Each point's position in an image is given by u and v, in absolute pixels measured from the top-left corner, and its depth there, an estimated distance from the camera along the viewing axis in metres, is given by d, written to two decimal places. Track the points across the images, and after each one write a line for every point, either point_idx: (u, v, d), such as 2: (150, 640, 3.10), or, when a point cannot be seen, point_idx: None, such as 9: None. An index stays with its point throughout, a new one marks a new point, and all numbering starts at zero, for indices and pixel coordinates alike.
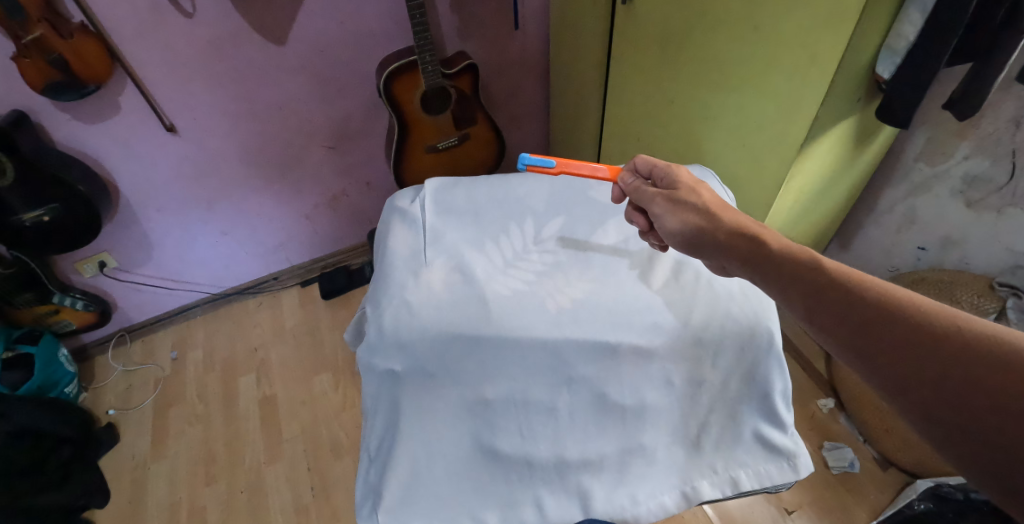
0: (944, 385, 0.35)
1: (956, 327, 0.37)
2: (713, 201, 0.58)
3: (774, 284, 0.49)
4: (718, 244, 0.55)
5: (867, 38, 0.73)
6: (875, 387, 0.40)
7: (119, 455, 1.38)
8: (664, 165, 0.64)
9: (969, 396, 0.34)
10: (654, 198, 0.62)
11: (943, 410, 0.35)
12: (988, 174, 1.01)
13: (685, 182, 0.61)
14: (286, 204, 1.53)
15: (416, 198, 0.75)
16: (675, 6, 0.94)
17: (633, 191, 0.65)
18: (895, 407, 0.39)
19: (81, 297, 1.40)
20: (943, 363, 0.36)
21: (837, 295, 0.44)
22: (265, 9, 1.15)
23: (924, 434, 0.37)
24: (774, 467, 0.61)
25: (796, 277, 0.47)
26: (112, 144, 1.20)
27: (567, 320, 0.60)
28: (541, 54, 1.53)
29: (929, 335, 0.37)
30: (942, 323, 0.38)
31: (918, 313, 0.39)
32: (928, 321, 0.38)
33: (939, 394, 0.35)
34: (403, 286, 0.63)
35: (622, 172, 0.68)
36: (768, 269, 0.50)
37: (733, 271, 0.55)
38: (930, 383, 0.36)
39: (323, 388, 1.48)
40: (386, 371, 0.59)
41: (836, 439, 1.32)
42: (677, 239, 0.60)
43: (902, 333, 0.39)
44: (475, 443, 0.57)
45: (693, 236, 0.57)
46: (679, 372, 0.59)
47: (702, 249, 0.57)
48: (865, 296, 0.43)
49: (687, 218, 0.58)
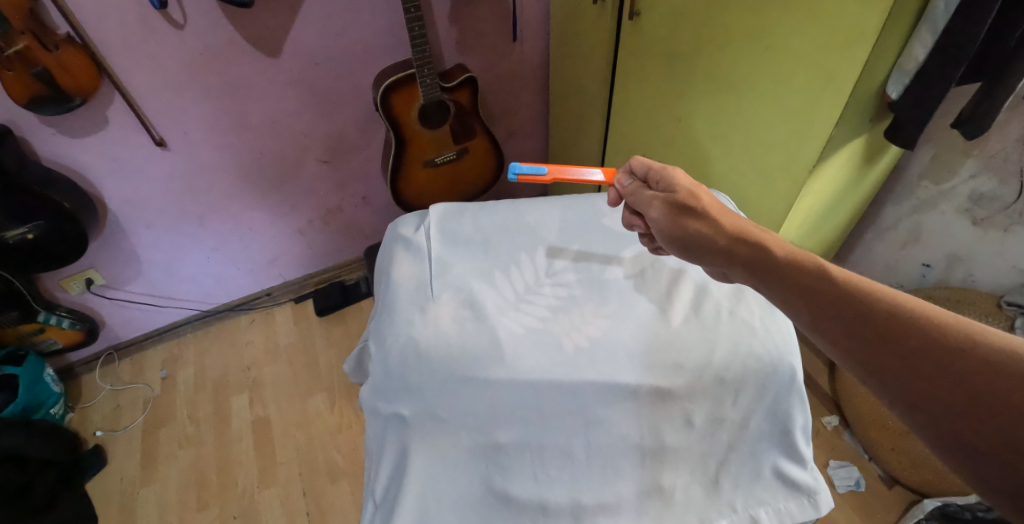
0: (961, 404, 0.33)
1: (974, 342, 0.34)
2: (712, 205, 0.56)
3: (778, 293, 0.47)
4: (718, 250, 0.53)
5: (882, 58, 0.71)
6: (889, 405, 0.38)
7: (106, 479, 1.32)
8: (660, 167, 0.62)
9: (986, 413, 0.32)
10: (651, 202, 0.61)
11: (965, 431, 0.33)
12: (996, 192, 1.00)
13: (683, 185, 0.59)
14: (280, 219, 1.49)
15: (420, 225, 0.73)
16: (683, 21, 0.93)
17: (631, 194, 0.64)
18: (913, 428, 0.37)
19: (66, 315, 1.35)
20: (963, 380, 0.34)
21: (847, 307, 0.41)
22: (259, 22, 1.12)
23: (941, 456, 0.35)
24: (795, 505, 0.58)
25: (802, 287, 0.45)
26: (100, 159, 1.16)
27: (585, 361, 0.58)
28: (540, 68, 1.51)
29: (943, 350, 0.35)
30: (958, 337, 0.35)
31: (931, 324, 0.37)
32: (942, 335, 0.36)
33: (959, 416, 0.33)
34: (409, 322, 0.61)
35: (620, 174, 0.67)
36: (772, 278, 0.48)
37: (734, 277, 0.53)
38: (948, 402, 0.34)
39: (318, 409, 1.44)
40: (393, 415, 0.57)
41: (842, 457, 1.30)
42: (673, 243, 0.58)
43: (914, 346, 0.37)
44: (486, 487, 0.53)
45: (692, 241, 0.56)
46: (699, 410, 0.57)
47: (700, 254, 0.55)
48: (877, 304, 0.40)
49: (686, 224, 0.56)
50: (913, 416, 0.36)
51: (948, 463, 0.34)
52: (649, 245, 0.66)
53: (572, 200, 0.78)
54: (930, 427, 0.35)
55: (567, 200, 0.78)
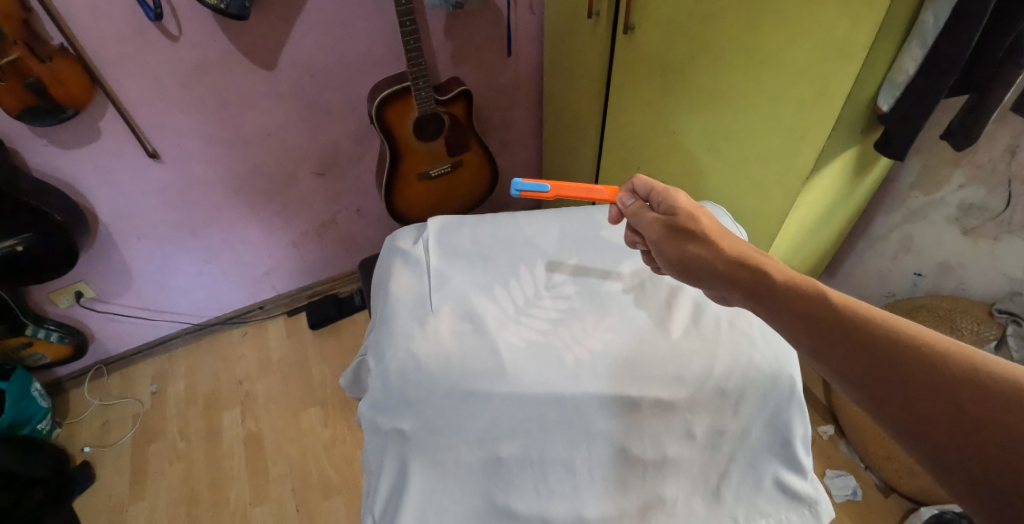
0: (965, 433, 0.33)
1: (974, 370, 0.35)
2: (713, 227, 0.57)
3: (778, 313, 0.47)
4: (717, 273, 0.53)
5: (872, 73, 0.72)
6: (889, 430, 0.38)
7: (93, 497, 1.29)
8: (662, 189, 0.62)
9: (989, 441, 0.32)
10: (653, 224, 0.61)
11: (968, 458, 0.33)
12: (985, 202, 1.02)
13: (684, 208, 0.59)
14: (273, 231, 1.48)
15: (418, 239, 0.73)
16: (679, 34, 0.94)
17: (632, 214, 0.64)
18: (909, 450, 0.37)
19: (55, 329, 1.32)
20: (963, 407, 0.34)
21: (846, 330, 0.41)
22: (253, 34, 1.12)
23: (939, 481, 0.35)
24: (796, 515, 0.58)
25: (805, 310, 0.45)
26: (91, 171, 1.15)
27: (588, 374, 0.57)
28: (534, 80, 1.52)
29: (944, 376, 0.35)
30: (958, 364, 0.36)
31: (929, 350, 0.37)
32: (940, 360, 0.36)
33: (961, 443, 0.33)
34: (409, 336, 0.60)
35: (621, 194, 0.67)
36: (770, 300, 0.48)
37: (732, 298, 0.53)
38: (953, 430, 0.34)
39: (312, 423, 1.42)
40: (394, 431, 0.56)
41: (838, 466, 1.30)
42: (673, 266, 0.58)
43: (916, 373, 0.37)
44: (488, 502, 0.54)
45: (692, 264, 0.56)
46: (701, 422, 0.57)
47: (699, 276, 0.55)
48: (875, 329, 0.40)
49: (685, 246, 0.57)
50: (912, 439, 0.36)
51: (945, 485, 0.35)
52: (649, 263, 0.66)
53: (570, 213, 0.78)
54: (932, 451, 0.35)
55: (566, 213, 0.78)
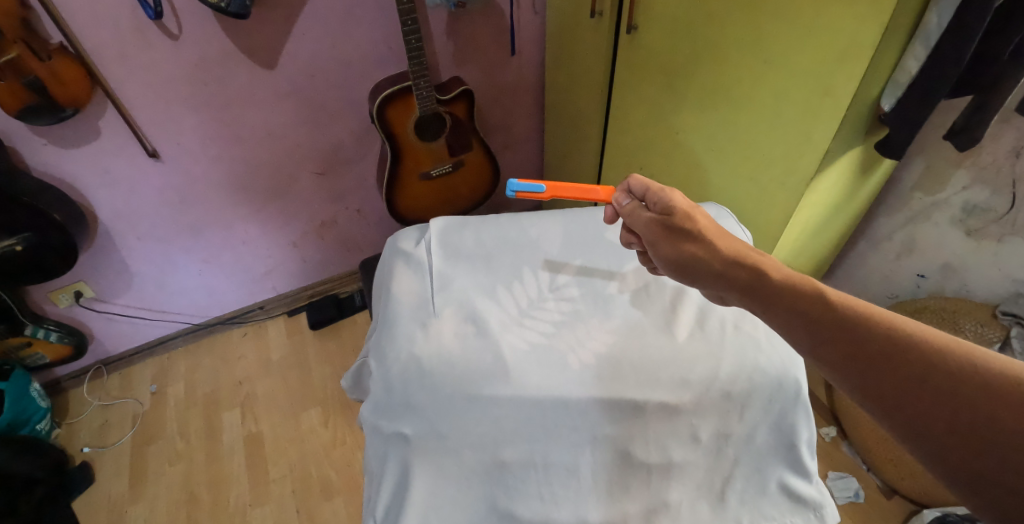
0: (968, 432, 0.33)
1: (976, 368, 0.34)
2: (711, 227, 0.56)
3: (777, 314, 0.46)
4: (716, 273, 0.52)
5: (877, 74, 0.71)
6: (891, 430, 0.38)
7: (92, 498, 1.29)
8: (657, 188, 0.61)
9: (995, 440, 0.32)
10: (649, 224, 0.60)
11: (973, 459, 0.32)
12: (989, 203, 1.02)
13: (679, 207, 0.58)
14: (274, 231, 1.48)
15: (420, 240, 0.72)
16: (683, 34, 0.93)
17: (629, 215, 0.64)
18: (913, 451, 0.36)
19: (55, 329, 1.32)
20: (964, 405, 0.33)
21: (847, 330, 0.41)
22: (254, 32, 1.11)
23: (944, 481, 0.34)
24: (801, 521, 0.57)
25: (805, 310, 0.44)
26: (91, 170, 1.14)
27: (591, 377, 0.57)
28: (536, 80, 1.52)
29: (945, 374, 0.35)
30: (959, 361, 0.35)
31: (931, 347, 0.37)
32: (942, 359, 0.36)
33: (964, 442, 0.33)
34: (410, 339, 0.60)
35: (618, 194, 0.67)
36: (770, 300, 0.47)
37: (731, 299, 0.52)
38: (955, 429, 0.33)
39: (312, 424, 1.41)
40: (395, 434, 0.56)
41: (840, 468, 1.29)
42: (671, 266, 0.57)
43: (918, 372, 0.36)
44: (490, 506, 0.53)
45: (690, 265, 0.55)
46: (705, 426, 0.56)
47: (697, 276, 0.55)
48: (875, 328, 0.40)
49: (684, 247, 0.56)
50: (914, 439, 0.35)
51: (949, 485, 0.34)
52: (647, 264, 0.65)
53: (573, 213, 0.78)
54: (936, 451, 0.34)
55: (568, 213, 0.78)
